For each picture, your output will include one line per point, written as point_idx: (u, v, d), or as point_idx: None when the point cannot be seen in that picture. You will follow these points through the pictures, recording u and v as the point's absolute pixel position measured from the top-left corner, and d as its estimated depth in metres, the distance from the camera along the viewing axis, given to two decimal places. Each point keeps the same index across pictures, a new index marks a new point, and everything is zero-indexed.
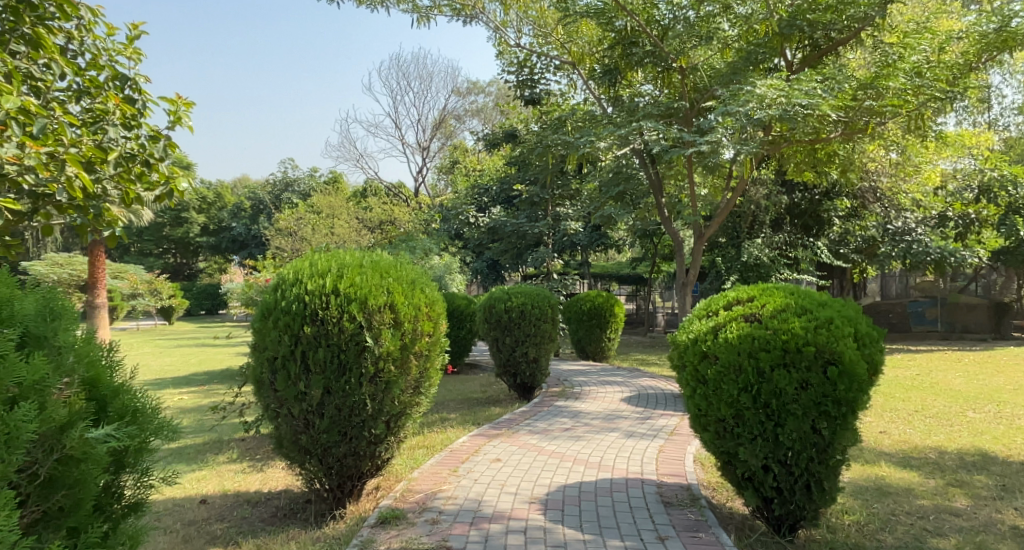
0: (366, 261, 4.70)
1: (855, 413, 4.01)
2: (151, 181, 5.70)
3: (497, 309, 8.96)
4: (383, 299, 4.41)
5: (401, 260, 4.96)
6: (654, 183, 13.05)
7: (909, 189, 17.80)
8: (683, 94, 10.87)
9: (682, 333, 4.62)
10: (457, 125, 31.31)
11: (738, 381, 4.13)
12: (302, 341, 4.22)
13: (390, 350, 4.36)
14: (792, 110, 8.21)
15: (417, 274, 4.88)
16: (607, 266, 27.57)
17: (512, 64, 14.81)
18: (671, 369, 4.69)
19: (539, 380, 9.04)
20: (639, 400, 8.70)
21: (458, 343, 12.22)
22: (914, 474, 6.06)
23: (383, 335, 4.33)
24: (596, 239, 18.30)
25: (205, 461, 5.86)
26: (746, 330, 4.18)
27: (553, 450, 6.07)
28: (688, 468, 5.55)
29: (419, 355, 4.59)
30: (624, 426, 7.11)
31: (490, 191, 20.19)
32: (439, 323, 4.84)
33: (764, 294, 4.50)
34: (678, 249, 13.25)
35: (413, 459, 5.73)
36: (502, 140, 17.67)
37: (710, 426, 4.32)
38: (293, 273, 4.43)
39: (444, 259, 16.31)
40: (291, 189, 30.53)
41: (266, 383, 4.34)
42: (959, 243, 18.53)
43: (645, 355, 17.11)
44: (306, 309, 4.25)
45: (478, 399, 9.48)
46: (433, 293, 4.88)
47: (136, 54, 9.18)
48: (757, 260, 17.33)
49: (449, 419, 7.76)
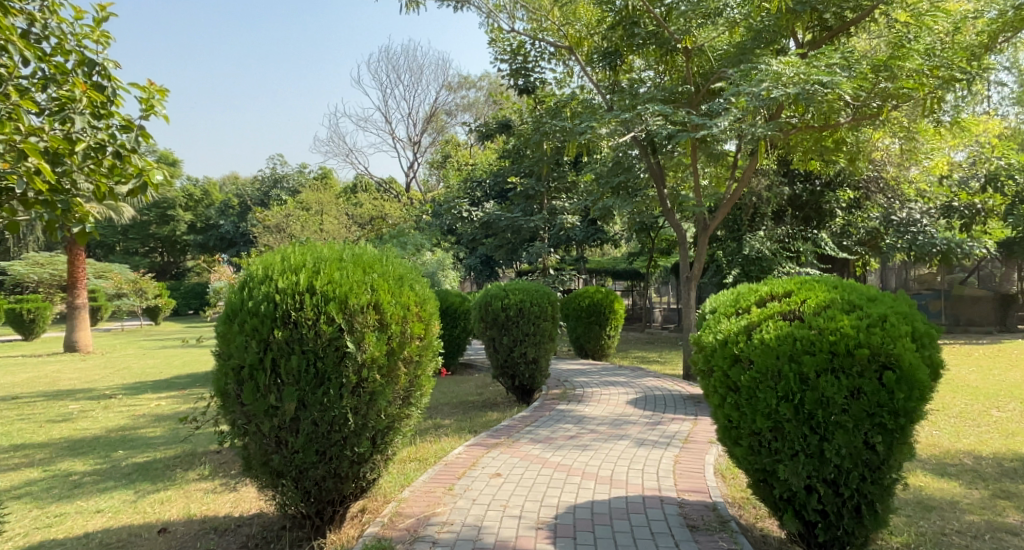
0: (347, 254, 4.13)
1: (914, 425, 3.46)
2: (124, 172, 5.04)
3: (493, 307, 8.36)
4: (366, 298, 3.83)
5: (387, 253, 4.39)
6: (655, 173, 12.40)
7: (914, 179, 17.22)
8: (688, 76, 10.33)
9: (708, 333, 4.07)
10: (448, 120, 30.74)
11: (778, 389, 3.58)
12: (272, 347, 3.62)
13: (375, 357, 3.78)
14: (811, 88, 7.61)
15: (405, 269, 4.30)
16: (602, 262, 27.00)
17: (505, 51, 14.29)
18: (696, 375, 4.14)
19: (539, 382, 8.50)
20: (646, 402, 8.14)
21: (452, 343, 11.67)
22: (954, 483, 5.52)
23: (367, 340, 3.76)
24: (593, 234, 17.47)
25: (173, 478, 5.26)
26: (786, 330, 3.62)
27: (557, 462, 5.50)
28: (710, 482, 4.99)
29: (408, 361, 4.02)
30: (634, 433, 6.56)
31: (483, 184, 19.56)
32: (432, 324, 4.28)
33: (803, 288, 3.94)
34: (681, 243, 12.65)
35: (403, 475, 5.15)
36: (495, 131, 17.04)
37: (743, 440, 3.79)
38: (263, 269, 3.84)
39: (436, 255, 15.73)
40: (280, 185, 29.92)
41: (231, 396, 3.72)
42: (964, 234, 18.07)
43: (645, 352, 16.52)
44: (277, 310, 3.65)
45: (473, 402, 8.89)
46: (424, 289, 4.32)
47: (105, 37, 8.59)
48: (758, 254, 16.89)
49: (442, 426, 7.19)
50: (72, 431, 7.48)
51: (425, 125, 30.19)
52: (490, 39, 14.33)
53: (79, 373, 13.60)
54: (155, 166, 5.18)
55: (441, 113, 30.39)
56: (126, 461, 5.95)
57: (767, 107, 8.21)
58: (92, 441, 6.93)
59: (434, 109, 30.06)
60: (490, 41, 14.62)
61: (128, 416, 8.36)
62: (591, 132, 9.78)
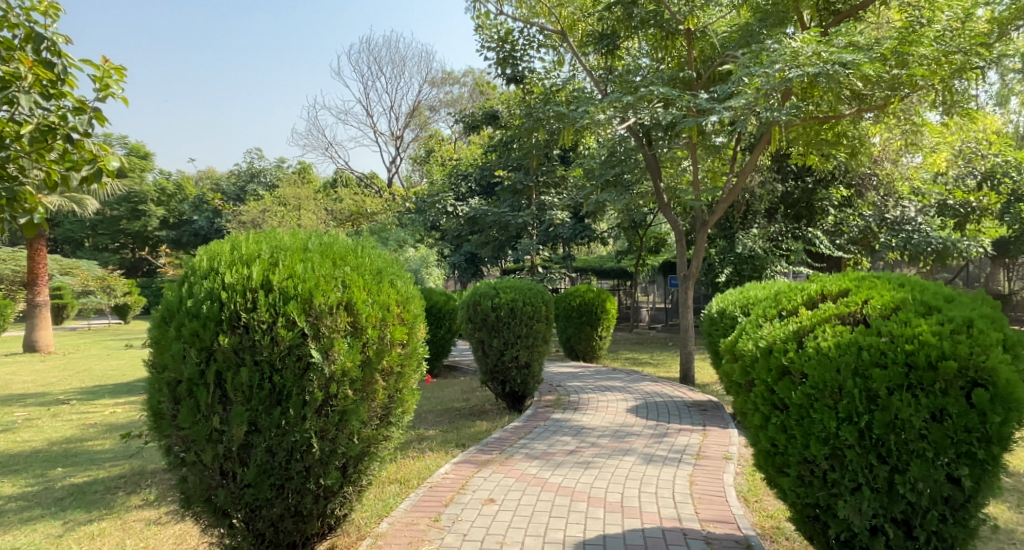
0: (313, 243, 3.42)
1: (1006, 454, 2.84)
2: (76, 159, 4.33)
3: (482, 306, 7.68)
4: (336, 297, 3.14)
5: (363, 243, 3.70)
6: (652, 166, 11.79)
7: (910, 174, 16.70)
8: (690, 60, 9.70)
9: (745, 340, 3.42)
10: (432, 115, 30.00)
11: (839, 410, 2.94)
12: (216, 357, 2.90)
13: (348, 370, 3.10)
14: (832, 67, 7.00)
15: (384, 262, 3.62)
16: (588, 260, 26.37)
17: (492, 38, 13.60)
18: (731, 390, 3.49)
19: (531, 389, 7.83)
20: (646, 410, 7.49)
21: (436, 345, 10.97)
22: (1003, 507, 4.90)
23: (338, 348, 3.07)
24: (580, 231, 16.86)
25: (111, 505, 4.51)
26: (847, 338, 2.98)
27: (558, 483, 4.83)
28: (736, 510, 4.36)
29: (388, 374, 3.34)
30: (640, 447, 5.90)
31: (469, 178, 18.87)
32: (417, 328, 3.61)
33: (861, 285, 3.30)
34: (678, 241, 11.99)
35: (381, 502, 4.46)
36: (482, 123, 16.23)
37: (791, 469, 3.15)
38: (206, 259, 3.11)
39: (419, 252, 15.05)
40: (257, 180, 29.09)
41: (163, 417, 2.98)
42: (959, 233, 17.48)
43: (636, 354, 15.90)
44: (222, 312, 2.92)
45: (458, 410, 8.18)
46: (407, 286, 3.64)
47: (53, 9, 7.69)
48: (751, 252, 16.66)
49: (426, 438, 6.49)
50: (9, 444, 6.67)
51: (407, 121, 29.38)
52: (476, 26, 13.65)
53: (35, 377, 12.67)
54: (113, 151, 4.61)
55: (423, 108, 29.64)
56: (63, 481, 5.18)
57: (781, 90, 7.61)
58: (29, 456, 6.14)
59: (417, 104, 29.28)
60: (476, 27, 13.91)
61: (77, 425, 7.55)
62: (589, 117, 9.23)
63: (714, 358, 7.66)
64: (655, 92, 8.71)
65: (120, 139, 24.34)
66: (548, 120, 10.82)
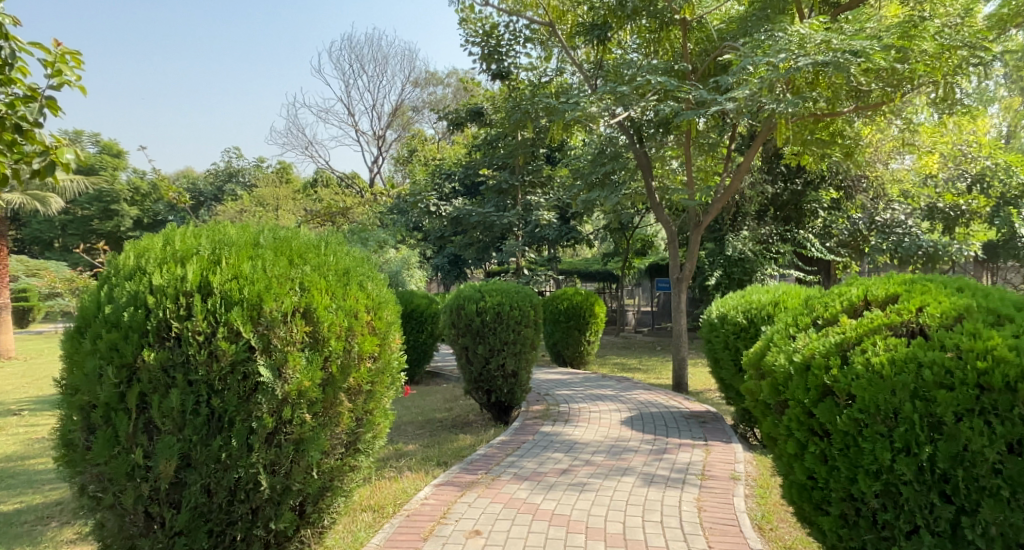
0: (268, 239, 2.89)
1: None
2: (23, 153, 3.81)
3: (466, 311, 7.14)
4: (293, 302, 2.62)
5: (328, 239, 3.18)
6: (643, 163, 11.37)
7: (900, 176, 16.36)
8: (685, 53, 9.29)
9: (775, 353, 2.93)
10: (414, 116, 29.43)
11: (896, 438, 2.45)
12: (140, 376, 2.35)
13: (306, 390, 2.59)
14: (841, 57, 6.60)
15: (352, 261, 3.10)
16: (573, 263, 25.95)
17: (477, 32, 13.14)
18: (760, 411, 3.01)
19: (519, 399, 7.32)
20: (642, 423, 7.02)
21: (416, 350, 10.43)
22: None
23: (293, 363, 2.56)
24: (566, 233, 16.37)
25: (38, 540, 3.93)
26: (904, 352, 2.49)
27: (550, 510, 4.33)
28: (751, 543, 3.88)
29: (355, 393, 2.83)
30: (638, 466, 5.41)
31: (453, 177, 18.30)
32: (392, 337, 3.11)
33: (911, 289, 2.81)
34: (671, 242, 11.55)
35: (351, 534, 3.93)
36: (466, 119, 15.38)
37: (833, 506, 2.68)
38: (133, 256, 2.56)
39: (400, 253, 14.47)
40: (235, 180, 28.34)
41: (75, 449, 2.43)
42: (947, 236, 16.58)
43: (624, 359, 15.44)
44: (149, 320, 2.38)
45: (440, 422, 7.64)
46: (379, 290, 3.13)
47: None
48: (741, 255, 16.33)
49: (405, 455, 5.95)
50: None
51: (389, 121, 28.79)
52: (460, 19, 13.18)
53: None
54: (66, 144, 4.09)
55: (406, 108, 29.06)
56: None
57: (786, 81, 7.24)
58: None
59: (399, 104, 28.70)
60: (460, 21, 13.43)
61: (21, 441, 6.88)
62: (581, 110, 8.77)
63: (713, 367, 7.24)
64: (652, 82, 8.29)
65: (91, 136, 23.51)
66: (537, 113, 10.36)
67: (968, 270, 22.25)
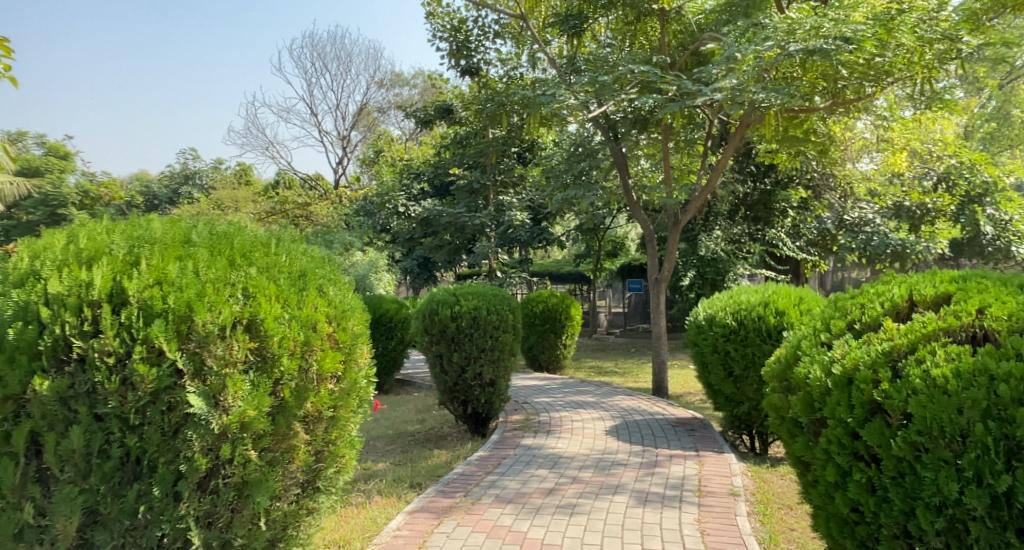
0: (204, 236, 2.41)
1: None
2: None
3: (440, 316, 6.65)
4: (233, 312, 2.15)
5: (281, 236, 2.71)
6: (619, 161, 11.01)
7: (869, 174, 16.29)
8: (664, 45, 8.93)
9: (807, 364, 2.51)
10: (380, 117, 28.80)
11: (962, 465, 2.04)
12: (32, 411, 1.94)
13: (251, 420, 2.15)
14: (826, 46, 6.30)
15: (310, 262, 2.64)
16: (544, 264, 25.54)
17: (445, 27, 12.68)
18: (793, 432, 2.59)
19: (496, 410, 6.85)
20: (628, 432, 6.61)
21: (385, 358, 9.91)
22: None
23: (235, 390, 2.11)
24: (538, 234, 16.25)
25: None
26: (971, 363, 2.08)
27: (537, 538, 3.89)
28: None
29: (313, 421, 2.41)
30: (630, 482, 4.98)
31: (422, 177, 17.76)
32: (360, 350, 2.66)
33: (970, 288, 2.41)
34: (648, 241, 11.20)
35: None
36: (436, 117, 14.44)
37: (880, 544, 2.27)
38: (26, 258, 2.07)
39: (367, 255, 13.87)
40: (193, 183, 27.32)
41: None
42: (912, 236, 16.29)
43: (599, 362, 15.05)
44: (42, 339, 1.95)
45: (412, 435, 7.14)
46: (343, 296, 2.67)
47: None
48: (713, 255, 16.19)
49: (374, 476, 5.43)
50: None
51: (354, 121, 28.05)
52: (427, 13, 12.71)
53: None
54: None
55: (371, 109, 28.43)
56: None
57: (771, 71, 6.97)
58: None
59: (365, 104, 28.02)
60: (427, 16, 12.96)
61: None
62: (559, 102, 8.37)
63: (701, 372, 6.83)
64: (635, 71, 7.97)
65: (37, 136, 22.36)
66: (511, 106, 9.92)
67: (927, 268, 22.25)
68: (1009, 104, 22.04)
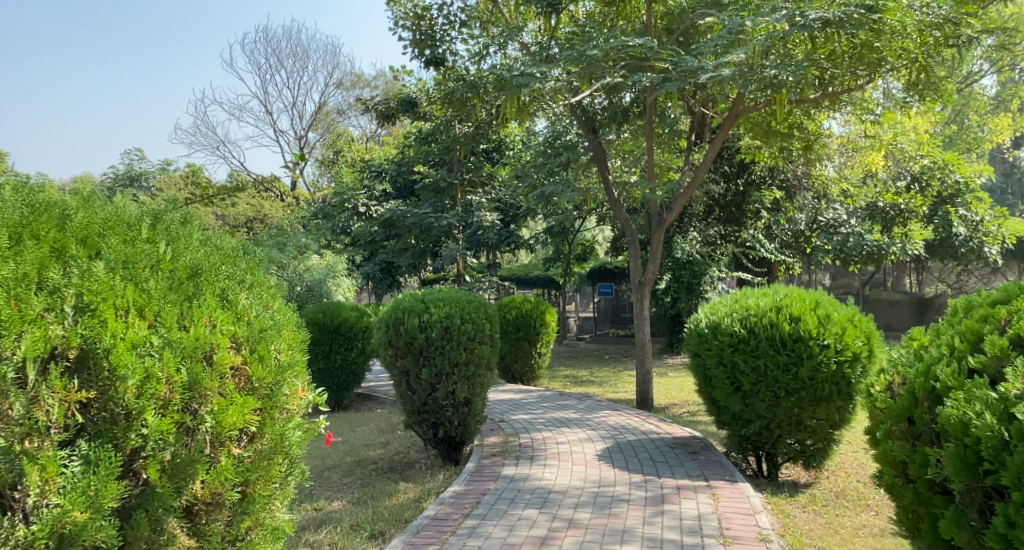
0: (19, 208, 1.66)
1: None
2: None
3: (406, 326, 5.75)
4: (48, 338, 1.45)
5: (159, 216, 1.96)
6: (598, 156, 9.99)
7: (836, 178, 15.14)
8: (650, 27, 8.24)
9: (963, 403, 1.71)
10: (339, 118, 27.64)
11: None
12: None
13: (77, 531, 1.40)
14: (843, 13, 5.74)
15: (207, 259, 1.90)
16: (511, 268, 24.64)
17: (407, 15, 11.78)
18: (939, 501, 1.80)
19: (471, 434, 5.95)
20: (620, 456, 5.82)
21: (342, 371, 8.98)
22: None
23: (46, 478, 1.38)
24: (507, 237, 15.44)
25: None
26: None
27: None
28: None
29: (205, 513, 1.72)
30: (639, 527, 4.11)
31: (385, 175, 16.76)
32: (289, 389, 1.94)
33: None
34: (630, 241, 10.42)
35: None
36: (398, 111, 13.44)
37: None
38: None
39: (324, 260, 12.79)
40: (139, 186, 25.68)
41: None
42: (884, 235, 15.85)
43: (573, 371, 14.19)
44: None
45: (374, 463, 6.21)
46: (259, 311, 1.93)
47: None
48: (689, 257, 15.45)
49: (328, 522, 4.47)
50: None
51: (312, 121, 26.77)
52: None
53: None
54: None
55: (330, 110, 27.29)
56: None
57: (778, 48, 6.38)
58: None
59: (323, 104, 26.81)
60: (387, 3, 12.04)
61: None
62: (535, 85, 7.47)
63: (704, 387, 6.06)
64: (627, 44, 7.30)
65: None
66: (484, 88, 8.94)
67: (895, 270, 22.02)
68: (966, 109, 22.06)
